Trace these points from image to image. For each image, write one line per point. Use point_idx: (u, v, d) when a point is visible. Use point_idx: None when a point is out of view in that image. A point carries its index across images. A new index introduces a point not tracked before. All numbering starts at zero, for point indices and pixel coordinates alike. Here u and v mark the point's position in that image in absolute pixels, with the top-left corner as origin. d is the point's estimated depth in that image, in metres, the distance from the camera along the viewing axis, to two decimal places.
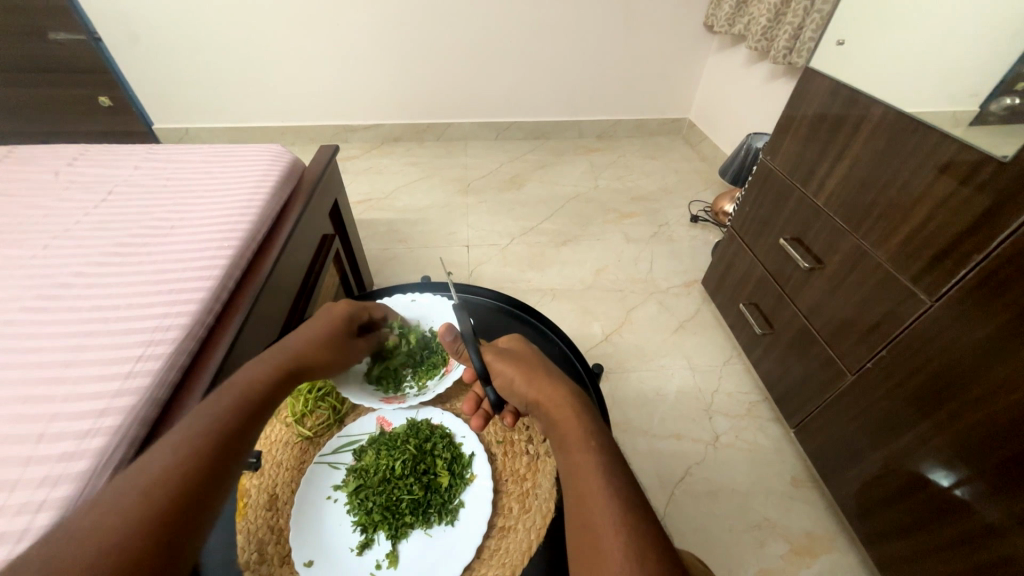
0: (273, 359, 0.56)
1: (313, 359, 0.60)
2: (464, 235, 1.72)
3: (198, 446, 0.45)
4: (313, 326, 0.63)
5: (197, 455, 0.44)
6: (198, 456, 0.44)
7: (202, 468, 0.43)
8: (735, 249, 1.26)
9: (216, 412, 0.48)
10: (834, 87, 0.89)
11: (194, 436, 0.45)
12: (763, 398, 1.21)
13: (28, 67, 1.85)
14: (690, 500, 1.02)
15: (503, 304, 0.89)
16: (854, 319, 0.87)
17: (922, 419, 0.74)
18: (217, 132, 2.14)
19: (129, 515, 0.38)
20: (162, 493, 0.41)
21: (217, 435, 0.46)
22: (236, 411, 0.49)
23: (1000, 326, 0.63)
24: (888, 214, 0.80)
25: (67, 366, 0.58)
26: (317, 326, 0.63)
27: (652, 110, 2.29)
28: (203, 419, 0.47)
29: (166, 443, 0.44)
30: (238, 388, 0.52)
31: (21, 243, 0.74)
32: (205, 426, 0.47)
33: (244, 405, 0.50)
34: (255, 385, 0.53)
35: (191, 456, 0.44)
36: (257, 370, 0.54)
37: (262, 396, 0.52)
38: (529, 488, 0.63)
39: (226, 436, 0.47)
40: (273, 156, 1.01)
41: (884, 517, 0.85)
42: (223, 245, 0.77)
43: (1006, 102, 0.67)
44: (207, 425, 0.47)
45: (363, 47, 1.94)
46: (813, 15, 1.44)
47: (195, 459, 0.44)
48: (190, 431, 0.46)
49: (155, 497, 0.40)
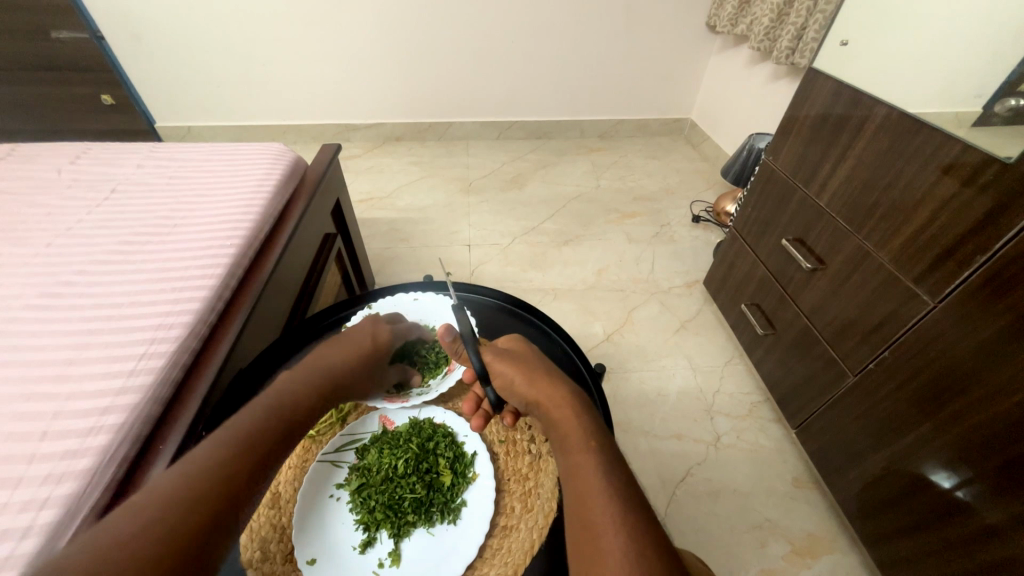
0: (313, 376, 0.59)
1: (347, 376, 0.62)
2: (466, 234, 1.72)
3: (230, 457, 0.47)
4: (351, 343, 0.65)
5: (227, 466, 0.46)
6: (228, 469, 0.46)
7: (231, 480, 0.45)
8: (737, 249, 1.26)
9: (245, 427, 0.50)
10: (838, 88, 0.89)
11: (227, 448, 0.47)
12: (764, 399, 1.21)
13: (31, 65, 1.86)
14: (691, 500, 1.02)
15: (504, 303, 0.89)
16: (856, 319, 0.87)
17: (924, 420, 0.74)
18: (219, 131, 2.14)
19: (161, 525, 0.40)
20: (194, 501, 0.42)
21: (249, 448, 0.48)
22: (267, 425, 0.52)
23: (1003, 327, 0.62)
24: (890, 215, 0.80)
25: (70, 364, 0.58)
26: (354, 343, 0.66)
27: (655, 110, 2.29)
28: (235, 432, 0.49)
29: (200, 452, 0.46)
30: (270, 403, 0.54)
31: (25, 241, 0.74)
32: (237, 438, 0.49)
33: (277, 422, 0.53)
34: (286, 401, 0.55)
35: (223, 468, 0.46)
36: (293, 387, 0.57)
37: (291, 413, 0.55)
38: (531, 487, 0.63)
39: (256, 449, 0.49)
40: (275, 155, 1.01)
41: (886, 518, 0.84)
42: (226, 244, 0.77)
43: (1010, 103, 0.67)
44: (239, 435, 0.49)
45: (366, 47, 1.95)
46: (816, 16, 1.44)
47: (226, 470, 0.46)
48: (222, 443, 0.48)
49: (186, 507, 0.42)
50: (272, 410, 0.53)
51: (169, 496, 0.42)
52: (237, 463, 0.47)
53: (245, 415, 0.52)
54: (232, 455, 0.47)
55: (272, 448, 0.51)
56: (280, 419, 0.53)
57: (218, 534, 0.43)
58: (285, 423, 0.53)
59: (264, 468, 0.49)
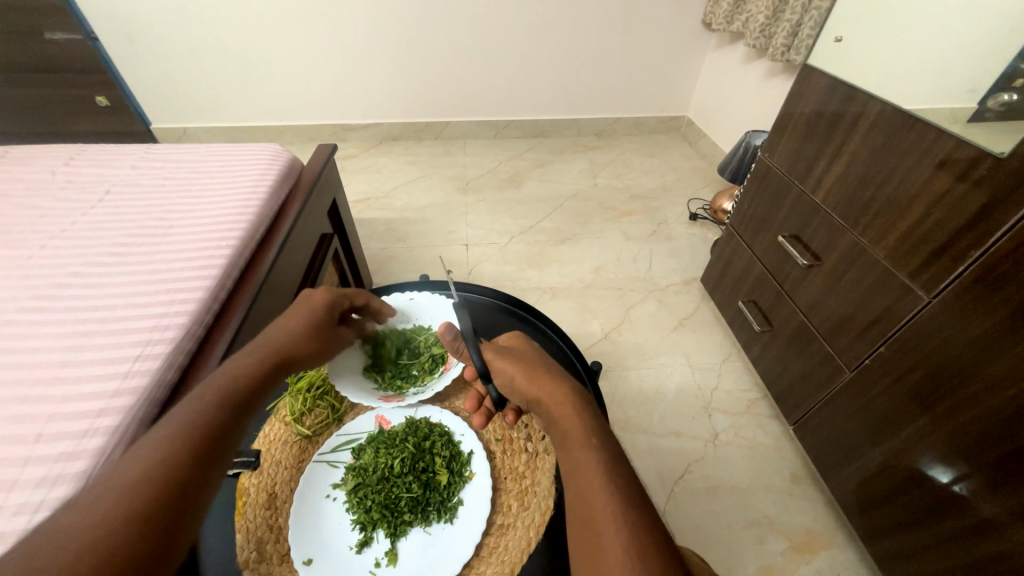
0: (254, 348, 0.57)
1: (293, 348, 0.59)
2: (463, 234, 1.72)
3: (181, 437, 0.45)
4: (296, 314, 0.62)
5: (178, 448, 0.44)
6: (181, 452, 0.44)
7: (183, 465, 0.43)
8: (733, 247, 1.27)
9: (191, 409, 0.48)
10: (832, 85, 0.89)
11: (172, 436, 0.45)
12: (762, 395, 1.21)
13: (24, 66, 1.85)
14: (690, 497, 1.02)
15: (502, 302, 0.89)
16: (852, 316, 0.88)
17: (920, 415, 0.74)
18: (215, 132, 2.14)
19: (111, 517, 0.38)
20: (146, 493, 0.40)
21: (199, 431, 0.46)
22: (224, 405, 0.49)
23: (997, 322, 0.63)
24: (886, 211, 0.80)
25: (65, 366, 0.58)
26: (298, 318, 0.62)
27: (651, 108, 2.29)
28: (181, 414, 0.47)
29: (150, 440, 0.44)
30: (220, 382, 0.52)
31: (19, 243, 0.73)
32: (184, 420, 0.46)
33: (222, 407, 0.49)
34: (237, 381, 0.52)
35: (175, 452, 0.43)
36: (241, 362, 0.54)
37: (245, 392, 0.52)
38: (527, 485, 0.63)
39: (208, 433, 0.46)
40: (271, 155, 1.01)
41: (884, 513, 0.85)
42: (221, 245, 0.77)
43: (1003, 98, 0.67)
44: (187, 421, 0.46)
45: (361, 47, 1.94)
46: (811, 13, 1.44)
47: (178, 455, 0.43)
48: (174, 428, 0.46)
49: (136, 498, 0.40)
50: (223, 390, 0.51)
51: (110, 483, 0.40)
52: (174, 447, 0.44)
53: (193, 399, 0.49)
54: (177, 446, 0.44)
55: (228, 426, 0.48)
56: (228, 401, 0.50)
57: (168, 531, 0.40)
58: (234, 404, 0.50)
59: (216, 455, 0.46)
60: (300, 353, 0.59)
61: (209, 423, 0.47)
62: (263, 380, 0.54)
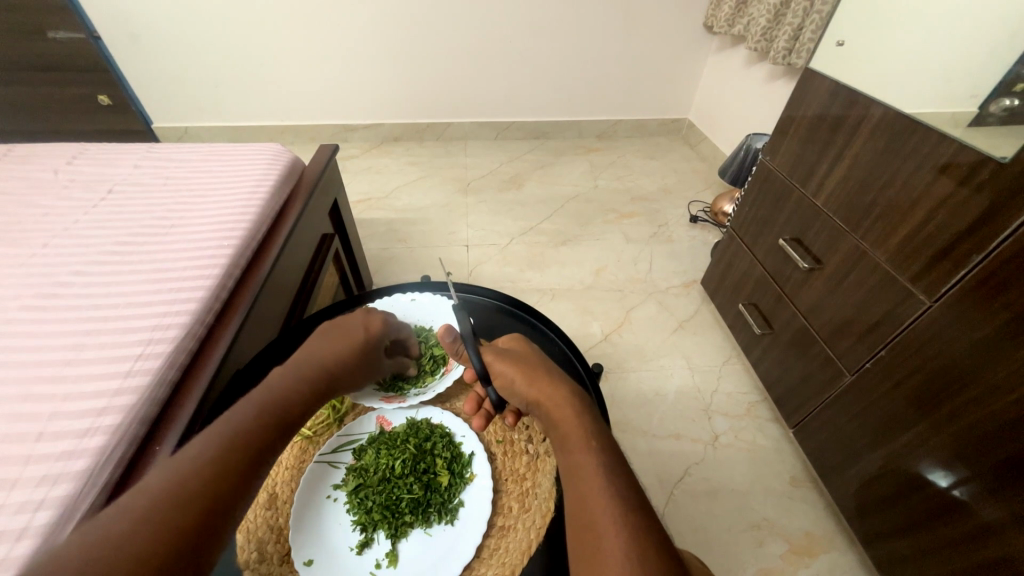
0: (305, 361, 0.57)
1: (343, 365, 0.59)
2: (464, 235, 1.72)
3: (226, 450, 0.46)
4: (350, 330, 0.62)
5: (221, 461, 0.45)
6: (224, 465, 0.45)
7: (225, 479, 0.44)
8: (734, 249, 1.27)
9: (236, 420, 0.49)
10: (834, 88, 0.89)
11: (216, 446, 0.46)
12: (762, 398, 1.21)
13: (25, 64, 1.85)
14: (689, 500, 1.02)
15: (503, 304, 0.89)
16: (853, 319, 0.88)
17: (921, 419, 0.74)
18: (216, 131, 2.14)
19: (154, 528, 0.40)
20: (188, 505, 0.42)
21: (242, 445, 0.47)
22: (264, 422, 0.50)
23: (998, 326, 0.63)
24: (887, 215, 0.80)
25: (67, 365, 0.58)
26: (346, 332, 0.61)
27: (652, 110, 2.30)
28: (228, 426, 0.48)
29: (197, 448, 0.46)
30: (267, 395, 0.52)
31: (21, 242, 0.73)
32: (229, 432, 0.47)
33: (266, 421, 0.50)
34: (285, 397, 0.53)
35: (218, 465, 0.45)
36: (288, 376, 0.55)
37: (289, 408, 0.53)
38: (528, 487, 0.63)
39: (252, 448, 0.47)
40: (273, 155, 1.01)
41: (884, 517, 0.85)
42: (223, 244, 0.77)
43: (1005, 103, 0.67)
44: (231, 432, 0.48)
45: (362, 47, 1.95)
46: (812, 17, 1.44)
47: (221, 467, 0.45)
48: (219, 438, 0.47)
49: (178, 510, 0.41)
50: (269, 403, 0.52)
51: (158, 489, 0.42)
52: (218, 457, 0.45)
53: (239, 411, 0.50)
54: (221, 458, 0.45)
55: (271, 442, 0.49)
56: (273, 415, 0.51)
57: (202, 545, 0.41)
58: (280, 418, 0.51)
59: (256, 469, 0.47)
60: (349, 372, 0.59)
61: (252, 437, 0.48)
62: (309, 397, 0.55)
